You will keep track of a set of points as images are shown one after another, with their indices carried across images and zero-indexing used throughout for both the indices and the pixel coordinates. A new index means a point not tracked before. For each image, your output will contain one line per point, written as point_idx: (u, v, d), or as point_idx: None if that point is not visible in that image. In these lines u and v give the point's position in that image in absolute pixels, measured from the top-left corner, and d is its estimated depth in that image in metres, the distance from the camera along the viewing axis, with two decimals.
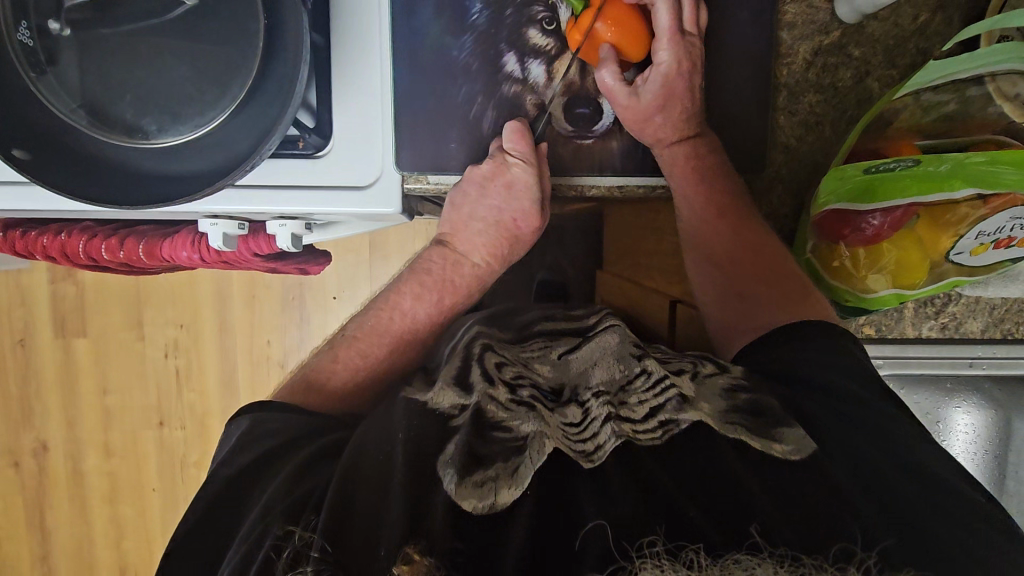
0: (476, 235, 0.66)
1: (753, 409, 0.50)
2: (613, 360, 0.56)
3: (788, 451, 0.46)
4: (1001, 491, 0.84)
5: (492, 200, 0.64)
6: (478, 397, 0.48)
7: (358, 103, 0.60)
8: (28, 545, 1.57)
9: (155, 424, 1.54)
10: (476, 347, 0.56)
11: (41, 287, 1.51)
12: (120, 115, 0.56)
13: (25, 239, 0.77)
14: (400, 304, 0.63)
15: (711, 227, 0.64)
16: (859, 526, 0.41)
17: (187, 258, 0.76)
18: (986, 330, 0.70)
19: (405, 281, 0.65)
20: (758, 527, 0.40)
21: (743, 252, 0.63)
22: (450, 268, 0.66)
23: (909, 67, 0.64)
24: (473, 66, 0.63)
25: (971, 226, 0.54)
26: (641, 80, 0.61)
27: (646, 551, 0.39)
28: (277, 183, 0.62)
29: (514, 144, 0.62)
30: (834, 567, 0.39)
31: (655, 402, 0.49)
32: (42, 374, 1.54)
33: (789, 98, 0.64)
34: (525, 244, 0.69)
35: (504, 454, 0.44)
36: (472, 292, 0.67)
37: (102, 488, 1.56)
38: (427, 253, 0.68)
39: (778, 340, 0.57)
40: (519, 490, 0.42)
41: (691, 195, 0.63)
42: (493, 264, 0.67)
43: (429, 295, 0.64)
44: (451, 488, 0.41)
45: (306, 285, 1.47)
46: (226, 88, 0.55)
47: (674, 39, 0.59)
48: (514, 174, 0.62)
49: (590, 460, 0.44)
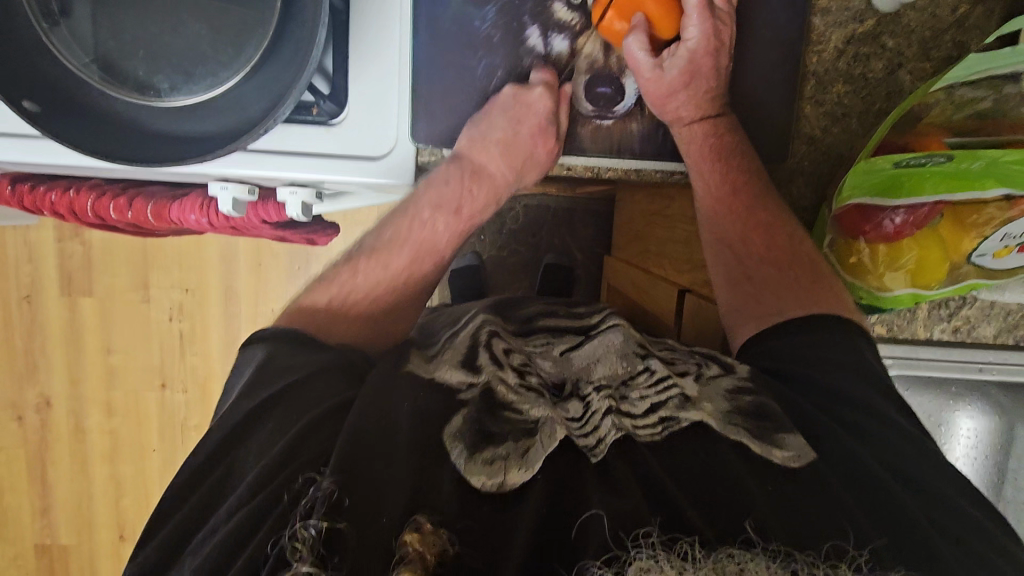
0: (493, 145, 0.62)
1: (758, 410, 0.49)
2: (616, 357, 0.55)
3: (787, 458, 0.46)
4: (999, 497, 0.85)
5: (510, 118, 0.60)
6: (488, 376, 0.49)
7: (375, 72, 0.59)
8: (29, 497, 1.59)
9: (156, 385, 1.55)
10: (482, 333, 0.55)
11: (48, 244, 1.51)
12: (131, 71, 0.55)
13: (32, 194, 0.76)
14: (420, 215, 0.61)
15: (725, 204, 0.62)
16: (852, 527, 0.42)
17: (195, 222, 0.76)
18: (998, 336, 0.69)
19: (422, 189, 0.62)
20: (752, 524, 0.40)
21: (752, 231, 0.61)
22: (467, 181, 0.62)
23: (943, 61, 0.62)
24: (495, 38, 0.61)
25: (998, 227, 0.53)
26: (665, 53, 0.58)
27: (641, 541, 0.38)
28: (289, 148, 0.60)
29: (540, 76, 0.60)
30: (826, 564, 0.39)
31: (656, 399, 0.49)
32: (47, 331, 1.55)
33: (817, 87, 0.62)
34: (542, 167, 0.64)
35: (516, 434, 0.45)
36: (486, 207, 0.65)
37: (103, 445, 1.57)
38: (442, 166, 0.63)
39: (793, 327, 0.56)
40: (530, 472, 0.42)
41: (707, 173, 0.61)
42: (513, 176, 0.64)
43: (448, 207, 0.62)
44: (462, 462, 0.42)
45: (313, 254, 1.46)
46: (241, 48, 0.54)
47: (704, 12, 0.57)
48: (535, 95, 0.60)
49: (591, 454, 0.45)
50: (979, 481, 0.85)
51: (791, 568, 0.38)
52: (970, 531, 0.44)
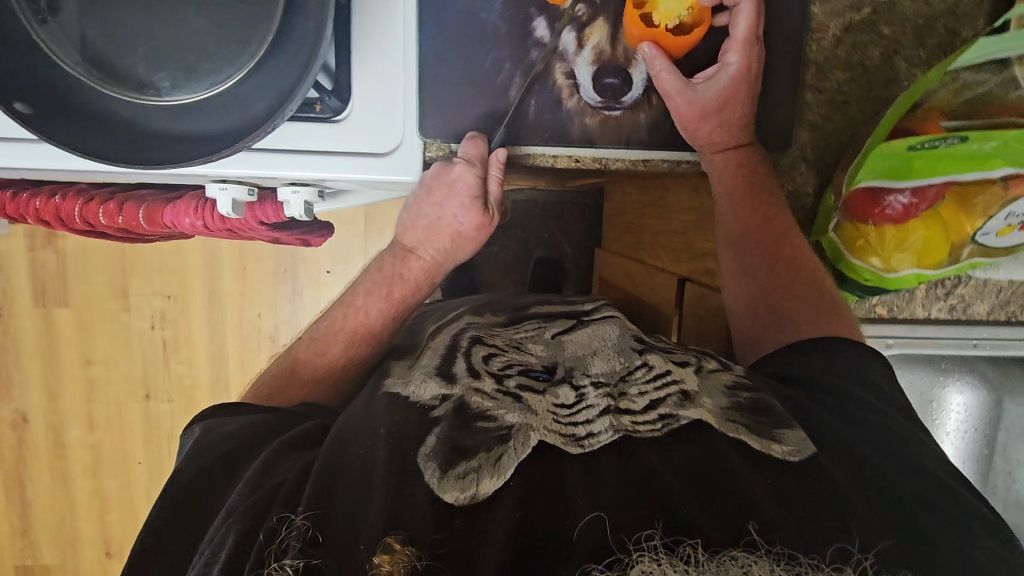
0: (420, 230, 0.63)
1: (754, 406, 0.51)
2: (612, 351, 0.56)
3: (787, 452, 0.46)
4: (989, 469, 0.89)
5: (434, 199, 0.61)
6: (462, 390, 0.49)
7: (379, 66, 0.58)
8: (7, 518, 1.53)
9: (140, 396, 1.51)
10: (465, 340, 0.57)
11: (20, 254, 1.45)
12: (129, 69, 0.53)
13: (17, 200, 0.73)
14: (354, 302, 0.63)
15: (755, 235, 0.63)
16: (858, 526, 0.42)
17: (190, 225, 0.73)
18: (992, 312, 0.71)
19: (360, 280, 0.65)
20: (755, 525, 0.40)
21: (781, 261, 0.63)
22: (395, 264, 0.64)
23: (937, 47, 0.63)
24: (501, 31, 0.60)
25: (1001, 208, 0.56)
26: (704, 78, 0.59)
27: (644, 544, 0.39)
28: (293, 146, 0.59)
29: (466, 149, 0.61)
30: (831, 567, 0.39)
31: (654, 395, 0.50)
32: (22, 344, 1.49)
33: (818, 75, 0.63)
34: (473, 242, 0.64)
35: (488, 442, 0.44)
36: (419, 286, 0.65)
37: (85, 460, 1.53)
38: (377, 261, 0.66)
39: (813, 347, 0.58)
40: (500, 480, 0.42)
41: (738, 203, 0.63)
42: (439, 259, 0.64)
43: (378, 290, 0.63)
44: (434, 483, 0.42)
45: (299, 257, 1.44)
46: (245, 45, 0.53)
47: (746, 44, 0.58)
48: (456, 172, 0.60)
49: (579, 444, 0.45)
50: (970, 455, 0.89)
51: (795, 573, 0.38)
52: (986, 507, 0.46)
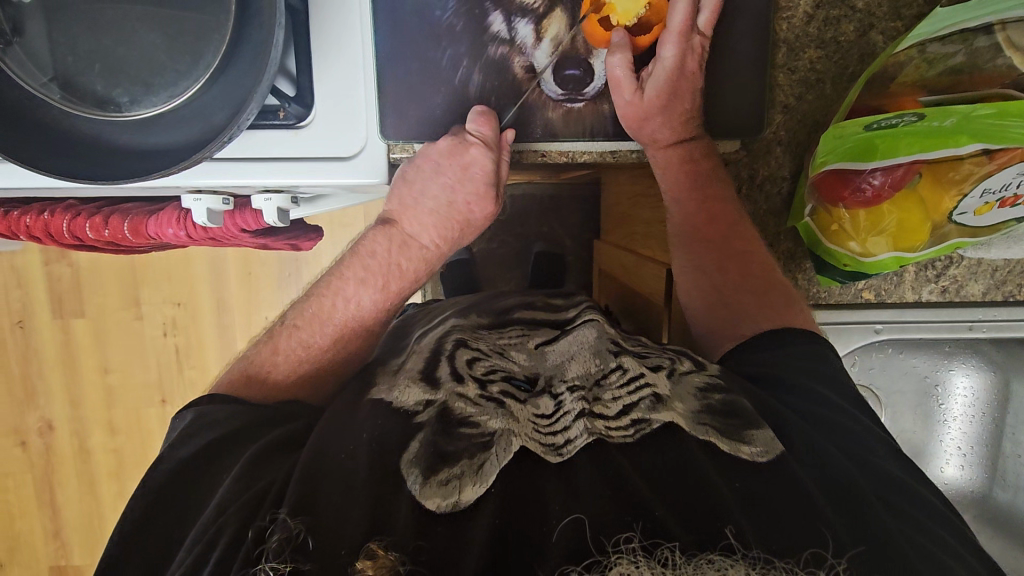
0: (425, 214, 0.61)
1: (727, 408, 0.50)
2: (589, 353, 0.55)
3: (755, 454, 0.46)
4: (998, 453, 0.86)
5: (446, 182, 0.60)
6: (445, 395, 0.49)
7: (337, 70, 0.58)
8: (38, 522, 1.59)
9: (157, 401, 1.55)
10: (449, 343, 0.55)
11: (36, 268, 1.50)
12: (90, 87, 0.54)
13: (7, 219, 0.75)
14: (343, 291, 0.60)
15: (702, 232, 0.63)
16: (830, 533, 0.41)
17: (174, 236, 0.75)
18: (988, 293, 0.69)
19: (346, 263, 0.61)
20: (732, 529, 0.40)
21: (732, 258, 0.62)
22: (395, 250, 0.61)
23: (915, 18, 0.60)
24: (458, 27, 0.59)
25: (975, 183, 0.53)
26: (646, 74, 0.58)
27: (622, 546, 0.38)
28: (258, 154, 0.59)
29: (479, 126, 0.59)
30: (804, 572, 0.39)
31: (628, 400, 0.49)
32: (42, 355, 1.54)
33: (788, 55, 0.61)
34: (476, 231, 0.65)
35: (471, 450, 0.44)
36: (418, 275, 0.63)
37: (108, 465, 1.57)
38: (370, 233, 0.62)
39: (772, 341, 0.58)
40: (483, 487, 0.42)
41: (685, 200, 0.63)
42: (441, 247, 0.63)
43: (373, 280, 0.60)
44: (416, 489, 0.42)
45: (301, 260, 1.46)
46: (199, 56, 0.53)
47: (683, 37, 0.56)
48: (473, 155, 0.59)
49: (558, 453, 0.45)
50: (977, 438, 0.86)
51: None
52: None
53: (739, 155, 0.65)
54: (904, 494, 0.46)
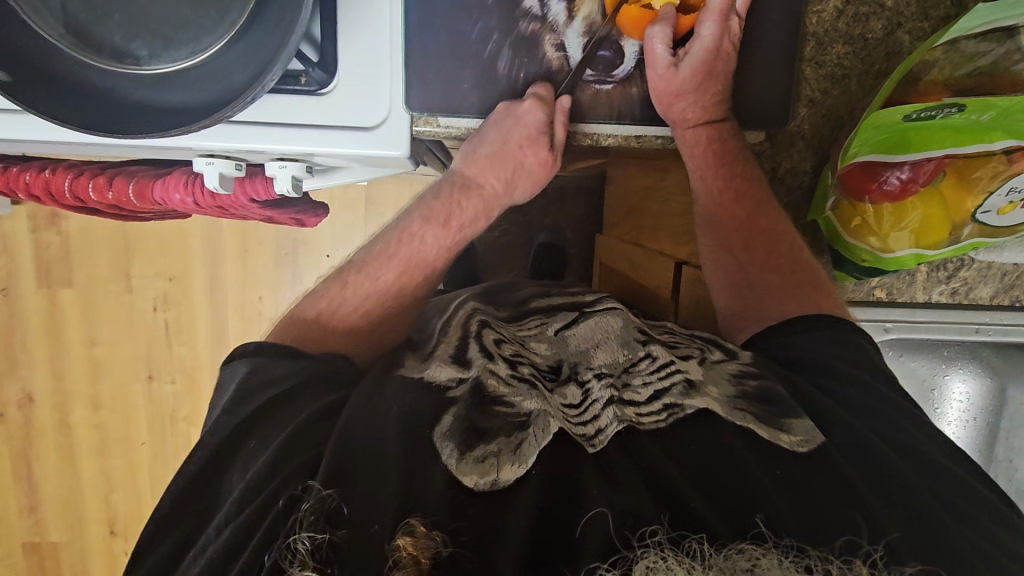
0: (482, 159, 0.63)
1: (762, 394, 0.50)
2: (616, 344, 0.55)
3: (795, 443, 0.46)
4: (991, 458, 0.87)
5: (500, 127, 0.60)
6: (479, 371, 0.48)
7: (363, 37, 0.56)
8: (15, 496, 1.55)
9: (143, 377, 1.52)
10: (473, 323, 0.55)
11: (24, 235, 1.46)
12: (107, 38, 0.52)
13: (6, 174, 0.73)
14: (410, 228, 0.63)
15: (728, 211, 0.63)
16: (866, 521, 0.41)
17: (180, 201, 0.73)
18: (996, 296, 0.70)
19: (412, 211, 0.65)
20: (763, 519, 0.39)
21: (761, 239, 0.63)
22: (455, 194, 0.65)
23: (942, 19, 0.61)
24: (489, 1, 0.58)
25: (1001, 182, 0.54)
26: (683, 53, 0.59)
27: (648, 540, 0.37)
28: (278, 119, 0.58)
29: (539, 89, 0.59)
30: (841, 559, 0.38)
31: (658, 385, 0.50)
32: (26, 326, 1.50)
33: (817, 48, 0.61)
34: (537, 179, 0.67)
35: (508, 428, 0.44)
36: (478, 216, 0.66)
37: (91, 440, 1.54)
38: (441, 182, 0.67)
39: (790, 329, 0.59)
40: (523, 468, 0.42)
41: (710, 178, 0.63)
42: (504, 188, 0.66)
43: (436, 219, 0.64)
44: (452, 463, 0.41)
45: (299, 240, 1.43)
46: (225, 12, 0.52)
47: (721, 18, 0.56)
48: (523, 108, 0.59)
49: (592, 443, 0.44)
50: (973, 443, 0.87)
51: (806, 565, 0.36)
52: (965, 505, 0.45)
53: (762, 146, 0.65)
54: (938, 480, 0.46)
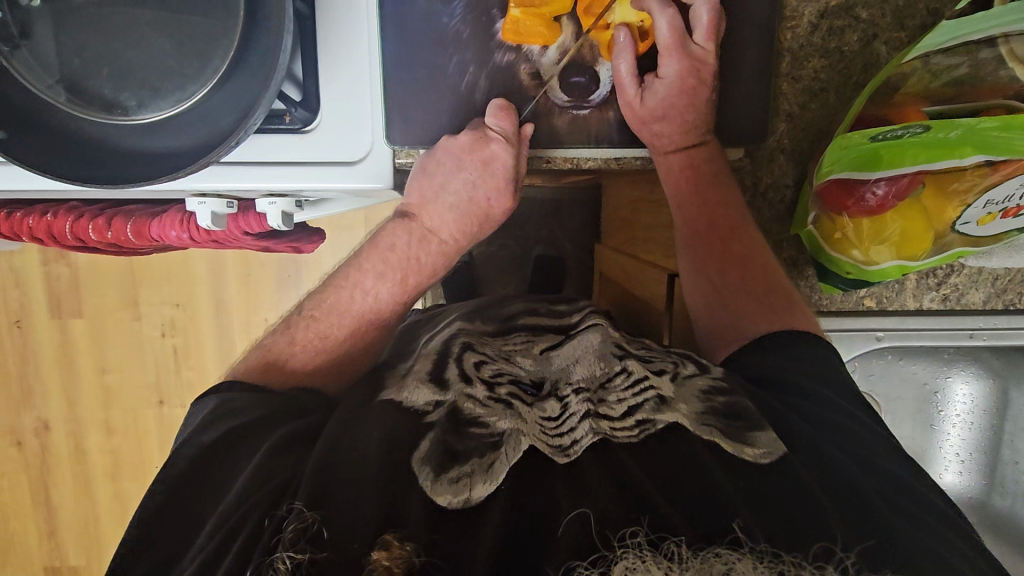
0: (446, 211, 0.62)
1: (731, 410, 0.50)
2: (595, 357, 0.55)
3: (759, 455, 0.46)
4: (997, 460, 0.86)
5: (466, 173, 0.60)
6: (455, 396, 0.49)
7: (345, 76, 0.58)
8: (34, 522, 1.58)
9: (154, 402, 1.54)
10: (454, 346, 0.55)
11: (35, 268, 1.50)
12: (96, 89, 0.54)
13: (10, 219, 0.75)
14: (362, 283, 0.60)
15: (703, 235, 0.63)
16: (839, 528, 0.42)
17: (176, 238, 0.74)
18: (988, 302, 0.69)
19: (365, 257, 0.61)
20: (740, 523, 0.41)
21: (732, 262, 0.62)
22: (415, 245, 0.61)
23: (918, 29, 0.61)
24: (465, 34, 0.60)
25: (978, 195, 0.54)
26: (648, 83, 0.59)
27: (628, 542, 0.39)
28: (264, 159, 0.59)
29: (497, 121, 0.59)
30: (813, 565, 0.39)
31: (633, 401, 0.49)
32: (39, 355, 1.54)
33: (793, 63, 0.62)
34: (495, 225, 0.65)
35: (482, 448, 0.44)
36: (436, 269, 0.63)
37: (105, 465, 1.57)
38: (390, 226, 0.62)
39: (772, 345, 0.58)
40: (494, 485, 0.42)
41: (685, 205, 0.64)
42: (460, 241, 0.63)
43: (392, 275, 0.60)
44: (428, 485, 0.42)
45: (301, 262, 1.45)
46: (207, 60, 0.53)
47: (680, 51, 0.58)
48: (492, 150, 0.60)
49: (566, 454, 0.45)
50: (977, 446, 0.87)
51: (777, 569, 0.38)
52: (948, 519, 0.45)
53: (742, 162, 0.66)
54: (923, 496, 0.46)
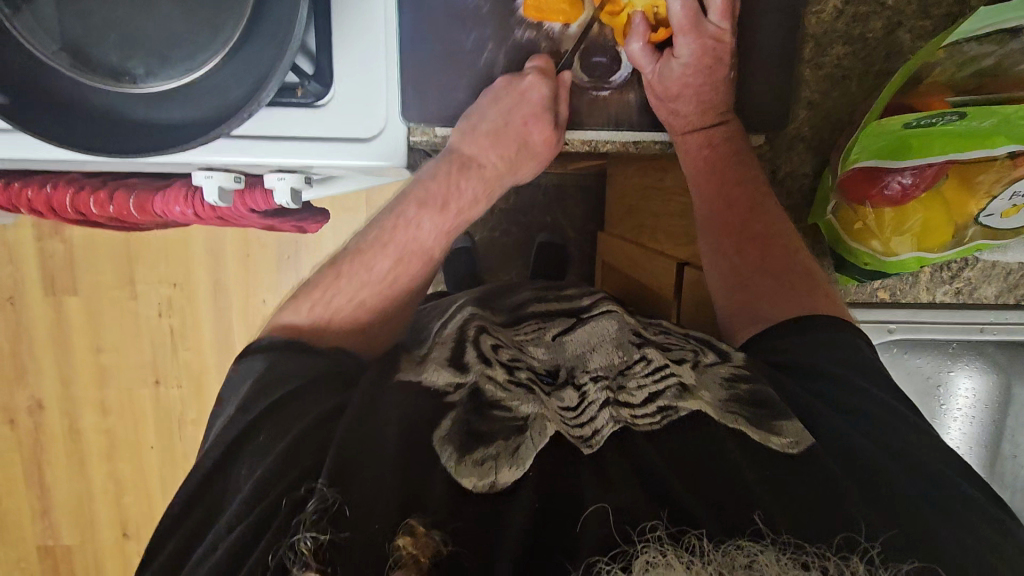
0: (483, 137, 0.60)
1: (755, 399, 0.49)
2: (612, 345, 0.55)
3: (786, 445, 0.46)
4: (996, 453, 0.87)
5: (501, 106, 0.58)
6: (476, 376, 0.48)
7: (360, 50, 0.56)
8: (28, 501, 1.57)
9: (150, 382, 1.53)
10: (470, 329, 0.54)
11: (29, 244, 1.47)
12: (102, 57, 0.52)
13: (8, 190, 0.73)
14: (405, 215, 0.58)
15: (722, 216, 0.62)
16: (861, 518, 0.41)
17: (181, 214, 0.73)
18: (1000, 295, 0.70)
19: (402, 200, 0.59)
20: (761, 515, 0.40)
21: (751, 243, 0.61)
22: (455, 173, 0.59)
23: (943, 17, 0.60)
24: (484, 9, 0.58)
25: (1005, 186, 0.54)
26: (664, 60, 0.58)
27: (648, 535, 0.38)
28: (276, 133, 0.58)
29: (535, 62, 0.58)
30: (837, 557, 0.39)
31: (654, 387, 0.49)
32: (33, 333, 1.51)
33: (816, 49, 0.60)
34: (540, 159, 0.63)
35: (505, 432, 0.44)
36: (478, 200, 0.61)
37: (101, 445, 1.55)
38: (434, 162, 0.61)
39: (795, 329, 0.57)
40: (520, 471, 0.42)
41: (703, 185, 0.63)
42: (503, 167, 0.61)
43: (433, 202, 0.58)
44: (451, 466, 0.42)
45: (301, 243, 1.43)
46: (219, 28, 0.52)
47: (692, 29, 0.56)
48: (527, 83, 0.57)
49: (590, 445, 0.45)
50: (977, 439, 0.87)
51: (802, 561, 0.37)
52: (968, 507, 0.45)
53: (762, 149, 0.65)
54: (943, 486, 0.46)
